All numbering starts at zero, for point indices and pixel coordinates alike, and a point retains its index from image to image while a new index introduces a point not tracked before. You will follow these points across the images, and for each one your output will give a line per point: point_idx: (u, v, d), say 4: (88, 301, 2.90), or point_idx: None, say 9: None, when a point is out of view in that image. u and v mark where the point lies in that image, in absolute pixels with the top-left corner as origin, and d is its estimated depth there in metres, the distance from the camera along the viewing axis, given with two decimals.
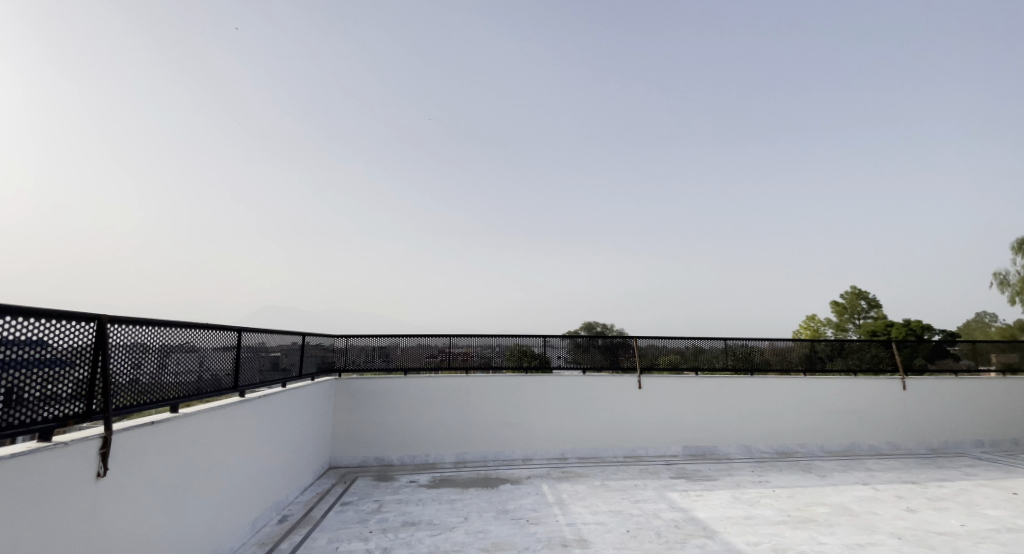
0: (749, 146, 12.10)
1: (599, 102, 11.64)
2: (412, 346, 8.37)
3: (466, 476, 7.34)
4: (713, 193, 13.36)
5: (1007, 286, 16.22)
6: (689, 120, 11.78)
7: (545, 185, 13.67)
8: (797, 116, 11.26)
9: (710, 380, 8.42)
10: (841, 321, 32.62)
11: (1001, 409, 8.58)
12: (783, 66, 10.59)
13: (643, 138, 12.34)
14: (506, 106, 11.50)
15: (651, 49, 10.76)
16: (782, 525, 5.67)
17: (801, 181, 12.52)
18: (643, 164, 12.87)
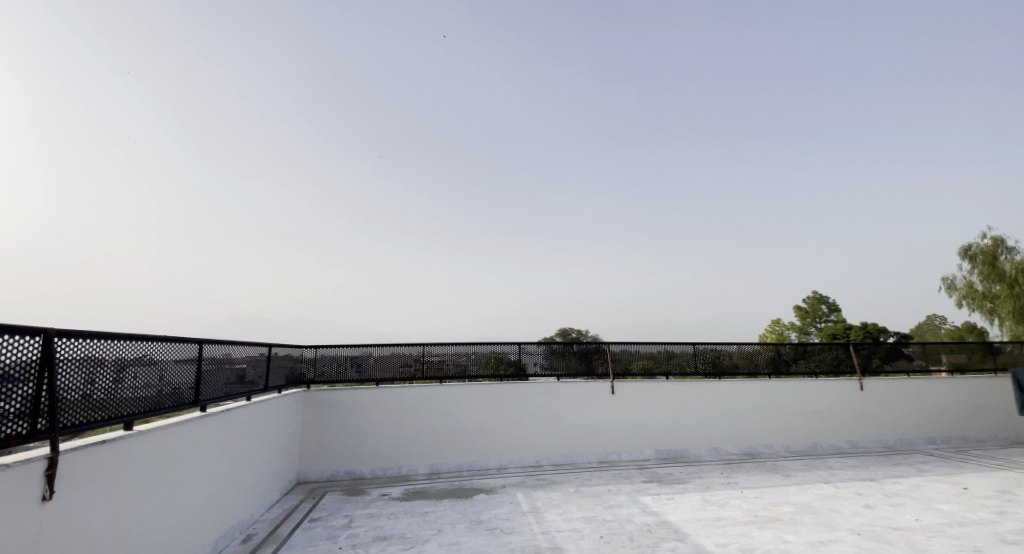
0: (702, 144, 12.97)
1: (566, 105, 12.07)
2: (385, 355, 8.20)
3: (440, 487, 7.21)
4: (670, 184, 14.27)
5: (953, 290, 17.17)
6: (646, 119, 12.59)
7: None
8: (747, 118, 12.10)
9: (681, 384, 8.59)
10: (803, 325, 33.91)
11: (951, 408, 9.04)
12: (738, 74, 11.27)
13: (604, 135, 13.08)
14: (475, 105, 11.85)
15: (617, 56, 11.18)
16: (749, 525, 5.81)
17: (762, 178, 13.23)
18: (604, 158, 13.67)
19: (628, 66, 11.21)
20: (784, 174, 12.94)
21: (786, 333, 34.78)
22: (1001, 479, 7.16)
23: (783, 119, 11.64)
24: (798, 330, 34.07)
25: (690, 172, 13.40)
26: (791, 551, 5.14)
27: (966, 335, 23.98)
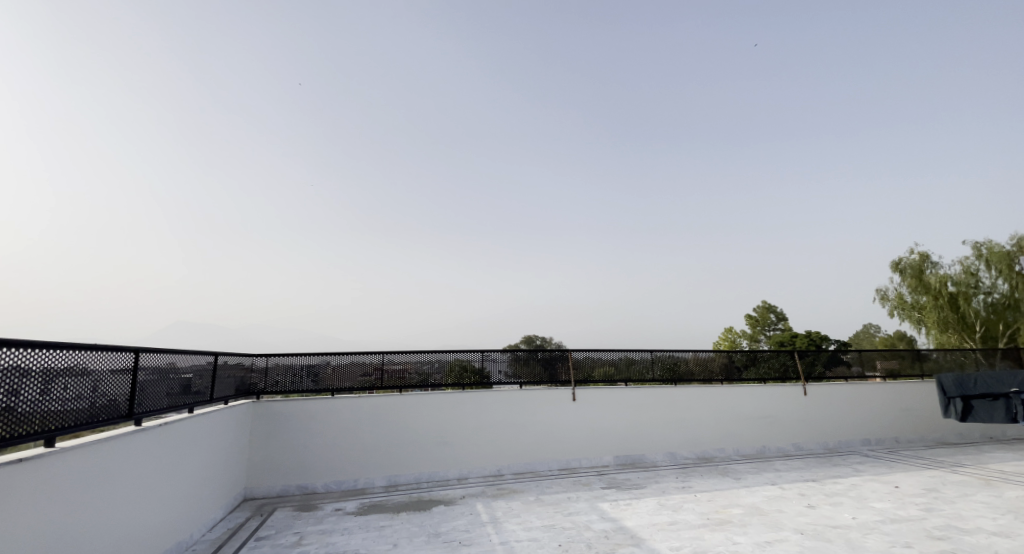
0: (655, 151, 13.84)
1: (527, 105, 12.55)
2: (344, 364, 7.92)
3: (397, 500, 6.99)
4: (626, 186, 15.05)
5: (886, 301, 18.53)
6: (601, 128, 13.35)
7: (480, 186, 14.42)
8: (694, 128, 13.04)
9: (640, 390, 8.78)
10: (754, 333, 35.61)
11: (885, 412, 9.69)
12: (689, 81, 12.05)
13: (565, 142, 13.73)
14: (443, 109, 12.15)
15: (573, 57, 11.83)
16: (702, 528, 5.97)
17: (703, 174, 14.41)
18: (563, 164, 14.31)
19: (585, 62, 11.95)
20: (721, 171, 14.28)
21: (738, 340, 36.43)
22: (928, 478, 7.71)
23: (721, 120, 12.73)
24: (748, 338, 35.70)
25: (638, 163, 14.27)
26: (739, 552, 5.33)
27: (898, 342, 25.88)
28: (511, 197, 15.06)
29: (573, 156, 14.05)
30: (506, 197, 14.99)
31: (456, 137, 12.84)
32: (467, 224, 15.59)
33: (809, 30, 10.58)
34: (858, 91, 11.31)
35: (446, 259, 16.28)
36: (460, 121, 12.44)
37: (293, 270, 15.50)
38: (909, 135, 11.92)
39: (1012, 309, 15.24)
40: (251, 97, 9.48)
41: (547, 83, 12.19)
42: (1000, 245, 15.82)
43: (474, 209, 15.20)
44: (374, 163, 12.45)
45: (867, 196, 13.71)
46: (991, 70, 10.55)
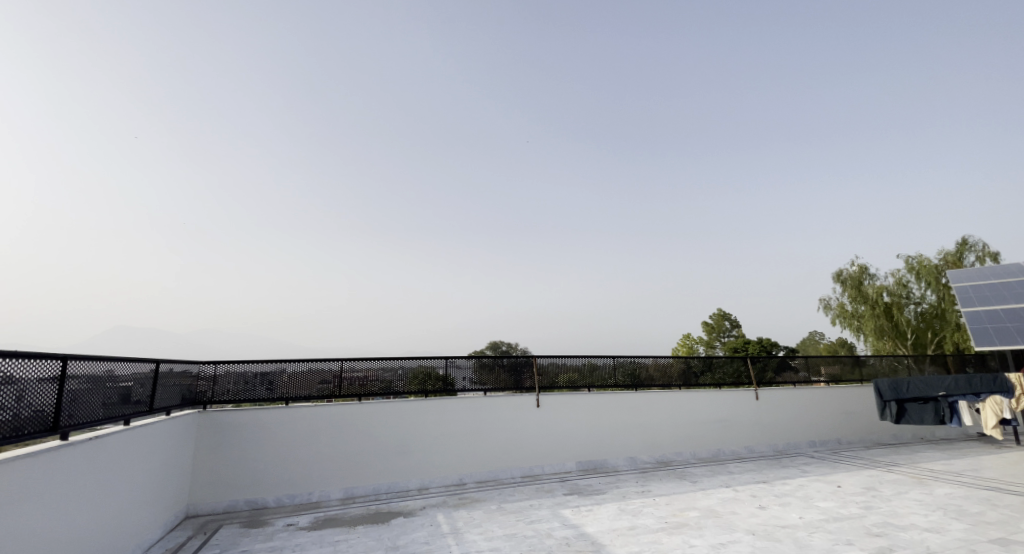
0: (616, 162, 14.46)
1: (495, 108, 12.64)
2: (301, 371, 7.59)
3: (354, 513, 6.73)
4: (590, 190, 15.42)
5: (830, 310, 19.51)
6: (567, 133, 13.70)
7: (447, 189, 14.36)
8: (653, 138, 13.77)
9: (603, 395, 8.90)
10: (709, 340, 36.96)
11: (828, 414, 10.24)
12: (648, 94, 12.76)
13: (531, 147, 13.92)
14: (411, 115, 11.95)
15: (543, 64, 12.08)
16: (660, 532, 6.08)
17: (663, 183, 14.95)
18: (529, 169, 14.55)
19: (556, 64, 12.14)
20: (680, 184, 14.89)
21: (695, 347, 37.69)
22: (867, 477, 8.19)
23: (678, 131, 13.48)
24: (705, 345, 36.98)
25: (600, 169, 14.73)
26: None
27: (841, 349, 27.47)
28: (478, 205, 15.15)
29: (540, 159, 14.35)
30: (472, 204, 15.07)
31: (420, 140, 12.72)
32: (434, 228, 15.49)
33: (758, 48, 11.39)
34: (804, 111, 12.17)
35: (411, 260, 16.12)
36: (427, 124, 12.38)
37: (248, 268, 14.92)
38: (850, 155, 12.86)
39: (940, 317, 16.71)
40: (209, 91, 9.17)
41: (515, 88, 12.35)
42: (929, 259, 17.18)
43: (439, 215, 15.13)
44: (338, 164, 12.04)
45: (812, 207, 14.59)
46: (920, 101, 11.54)
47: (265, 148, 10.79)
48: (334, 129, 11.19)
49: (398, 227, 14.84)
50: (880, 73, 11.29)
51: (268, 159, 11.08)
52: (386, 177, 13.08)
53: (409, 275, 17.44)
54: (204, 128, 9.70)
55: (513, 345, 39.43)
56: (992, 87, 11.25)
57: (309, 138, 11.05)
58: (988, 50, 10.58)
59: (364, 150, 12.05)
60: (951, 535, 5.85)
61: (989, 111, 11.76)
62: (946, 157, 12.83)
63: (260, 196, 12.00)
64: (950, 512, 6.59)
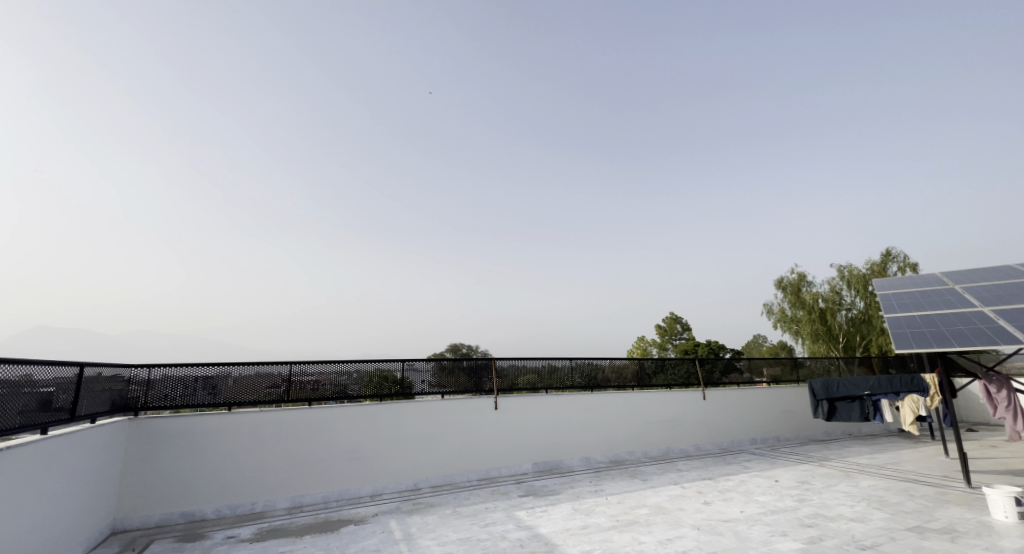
0: (576, 165, 14.94)
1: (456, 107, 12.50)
2: (247, 375, 7.19)
3: (301, 522, 6.43)
4: (551, 189, 15.79)
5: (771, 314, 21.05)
6: (527, 133, 13.77)
7: (408, 185, 14.16)
8: (606, 146, 14.42)
9: (560, 397, 8.99)
10: (662, 341, 38.29)
11: (768, 413, 10.84)
12: (607, 98, 13.15)
13: (491, 148, 13.89)
14: (372, 113, 11.59)
15: (511, 64, 12.02)
16: (612, 530, 6.20)
17: (624, 186, 15.49)
18: (490, 169, 14.55)
19: (523, 66, 12.14)
20: (633, 191, 15.59)
21: (649, 349, 38.93)
22: (801, 471, 8.73)
23: (636, 138, 14.13)
24: (657, 347, 38.30)
25: (559, 172, 15.13)
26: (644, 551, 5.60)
27: (781, 351, 29.20)
28: (443, 205, 15.34)
29: (502, 160, 14.41)
30: (437, 203, 15.22)
31: (379, 137, 12.37)
32: (395, 225, 15.31)
33: (710, 60, 11.90)
34: (749, 121, 12.93)
35: (367, 253, 15.79)
36: (387, 121, 12.01)
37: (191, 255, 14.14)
38: (792, 171, 13.65)
39: (867, 322, 18.11)
40: (153, 62, 8.60)
41: (479, 89, 12.27)
42: (858, 269, 18.69)
43: (400, 213, 15.00)
44: (292, 156, 11.56)
45: (755, 212, 15.60)
46: (856, 126, 12.40)
47: (212, 131, 10.22)
48: (289, 120, 10.67)
49: (354, 221, 14.45)
50: (823, 100, 12.00)
51: (217, 144, 10.47)
52: (345, 173, 12.71)
53: (368, 277, 17.00)
54: (144, 100, 9.10)
55: (473, 348, 39.21)
56: (922, 118, 12.04)
57: (261, 126, 10.48)
58: (918, 81, 11.35)
59: (320, 142, 11.58)
60: (873, 524, 6.33)
61: (917, 138, 12.67)
62: (878, 178, 13.74)
63: (205, 184, 11.32)
64: (873, 502, 7.14)
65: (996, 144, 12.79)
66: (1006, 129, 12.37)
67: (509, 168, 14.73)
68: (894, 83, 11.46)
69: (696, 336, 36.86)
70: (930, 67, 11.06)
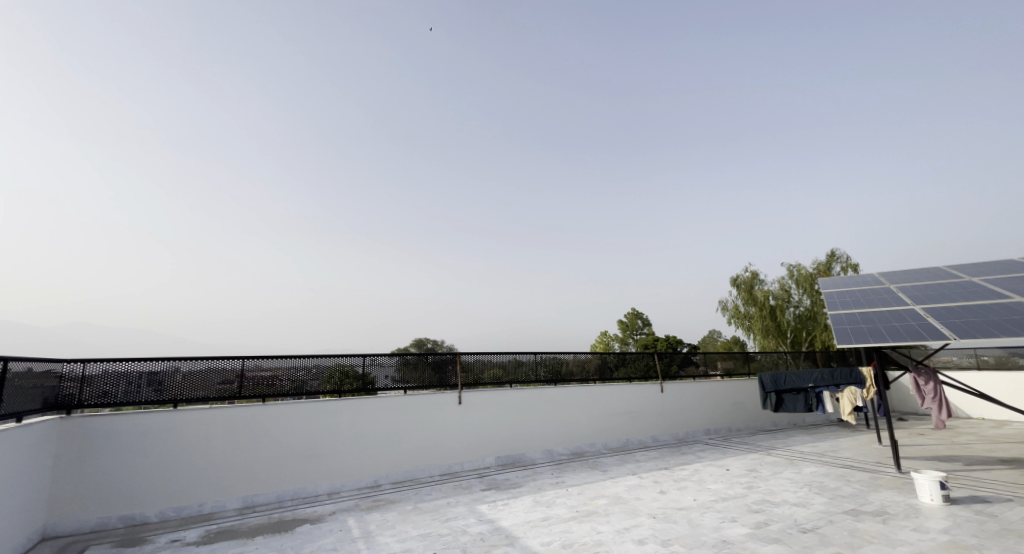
0: (544, 156, 15.02)
1: (422, 96, 12.18)
2: (198, 370, 6.83)
3: (253, 522, 6.16)
4: (517, 182, 15.79)
5: (726, 311, 21.75)
6: (494, 125, 13.65)
7: (372, 176, 13.76)
8: (572, 139, 14.63)
9: (524, 391, 9.03)
10: (623, 337, 39.18)
11: (721, 405, 11.30)
12: (574, 92, 13.26)
13: (457, 138, 13.73)
14: (335, 99, 11.12)
15: (480, 53, 11.82)
16: (571, 521, 6.30)
17: (589, 177, 15.83)
18: (456, 158, 14.40)
19: (494, 57, 11.98)
20: (600, 184, 16.02)
21: (611, 343, 39.76)
22: (750, 460, 9.15)
23: (601, 133, 14.43)
24: (619, 342, 39.15)
25: (524, 163, 15.12)
26: (603, 540, 5.72)
27: (734, 346, 30.48)
28: (408, 198, 15.00)
29: (468, 152, 14.32)
30: (403, 196, 14.85)
31: (343, 129, 11.90)
32: (359, 215, 14.86)
33: (676, 60, 12.19)
34: (711, 123, 13.38)
35: (327, 239, 15.32)
36: (352, 109, 11.53)
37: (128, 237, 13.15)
38: (747, 171, 14.33)
39: (812, 320, 19.22)
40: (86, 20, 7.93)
41: (446, 77, 12.04)
42: (805, 268, 19.79)
43: (365, 203, 14.56)
44: (248, 140, 10.98)
45: (713, 211, 16.19)
46: (807, 132, 13.06)
47: (147, 97, 9.45)
48: (244, 102, 10.11)
49: (314, 210, 13.91)
50: (777, 104, 12.58)
51: (151, 111, 9.66)
52: (305, 161, 12.18)
53: (331, 264, 16.61)
54: (77, 61, 8.41)
55: (438, 342, 38.85)
56: (865, 127, 12.86)
57: (201, 94, 9.70)
58: (864, 94, 12.07)
59: (280, 129, 11.04)
60: (814, 508, 6.72)
61: (863, 148, 13.48)
62: (826, 186, 14.49)
63: (139, 160, 10.46)
64: (814, 488, 7.57)
65: (930, 154, 13.77)
66: (939, 141, 13.36)
67: (476, 159, 14.57)
68: (844, 95, 12.12)
69: (654, 331, 37.95)
70: (876, 80, 11.80)
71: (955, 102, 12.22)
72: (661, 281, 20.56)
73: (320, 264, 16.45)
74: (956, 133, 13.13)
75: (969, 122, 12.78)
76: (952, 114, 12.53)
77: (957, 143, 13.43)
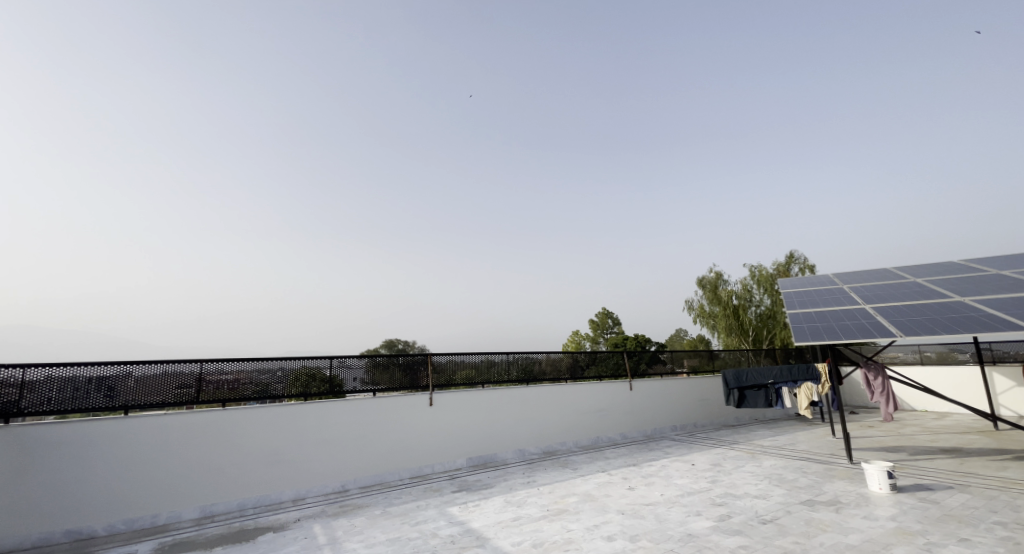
0: (517, 154, 15.06)
1: (395, 94, 11.92)
2: (153, 375, 6.47)
3: (212, 533, 5.87)
4: (490, 181, 15.78)
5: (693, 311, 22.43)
6: (467, 122, 13.55)
7: (344, 173, 13.44)
8: (546, 138, 14.81)
9: (496, 391, 9.00)
10: (594, 336, 39.70)
11: (687, 402, 11.59)
12: (550, 89, 13.39)
13: (431, 134, 13.64)
14: (304, 93, 10.75)
15: (455, 49, 11.70)
16: (542, 519, 6.31)
17: (564, 175, 16.13)
18: (431, 154, 14.33)
19: (468, 53, 11.89)
20: (574, 182, 16.35)
21: (583, 343, 40.23)
22: (715, 455, 9.42)
23: (574, 132, 14.71)
24: (590, 341, 39.68)
25: (498, 162, 15.13)
26: (572, 538, 5.76)
27: (699, 344, 31.43)
28: (381, 194, 14.76)
29: (441, 148, 14.21)
30: (376, 192, 14.61)
31: (315, 126, 11.56)
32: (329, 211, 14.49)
33: (648, 62, 12.54)
34: (679, 125, 13.90)
35: (294, 235, 14.87)
36: (323, 105, 11.19)
37: (80, 240, 12.35)
38: (713, 170, 15.04)
39: (772, 318, 19.98)
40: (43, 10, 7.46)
41: (421, 73, 11.86)
42: (766, 269, 20.60)
43: (337, 199, 14.21)
44: (215, 138, 10.57)
45: (680, 209, 16.89)
46: (767, 136, 13.74)
47: (105, 92, 8.90)
48: (207, 95, 9.62)
49: (282, 207, 13.44)
50: (741, 108, 13.17)
51: (104, 105, 9.06)
52: (275, 159, 11.76)
53: (304, 260, 16.32)
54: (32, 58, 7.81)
55: (409, 343, 38.36)
56: (823, 134, 13.48)
57: (162, 82, 9.12)
58: (823, 106, 12.63)
59: (249, 125, 10.62)
60: (773, 500, 6.97)
61: (821, 155, 14.11)
62: (783, 185, 15.37)
63: (91, 154, 9.77)
64: (774, 480, 7.85)
65: (882, 162, 14.57)
66: (888, 150, 14.16)
67: (450, 155, 14.53)
68: (805, 104, 12.62)
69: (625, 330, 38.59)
70: (834, 93, 12.33)
71: (908, 116, 12.94)
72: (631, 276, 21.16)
73: (290, 260, 16.07)
74: (906, 144, 13.92)
75: (915, 135, 13.61)
76: (903, 126, 13.32)
77: (905, 153, 14.24)
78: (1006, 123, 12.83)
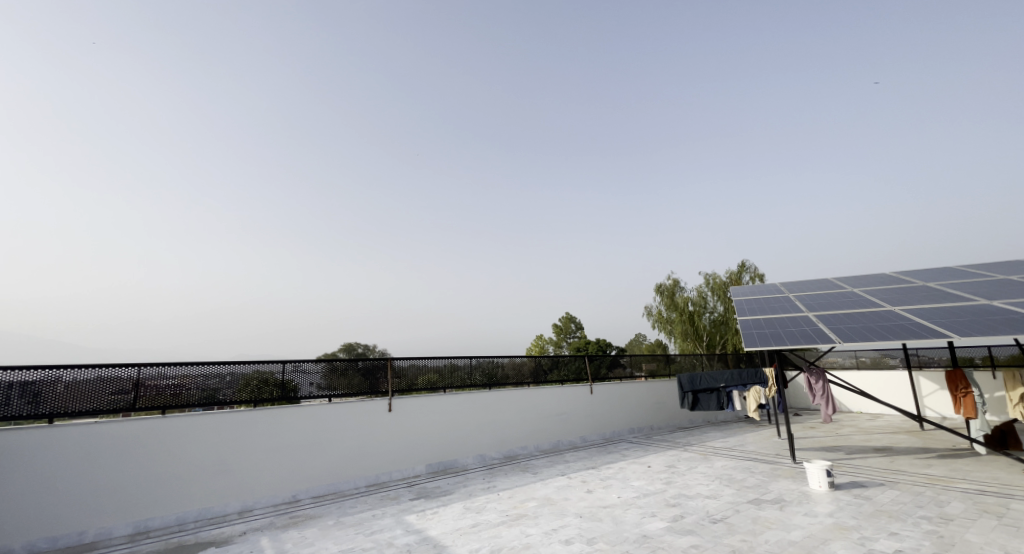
0: (487, 157, 15.20)
1: (366, 97, 11.63)
2: (84, 380, 5.95)
3: (147, 550, 5.43)
4: (457, 183, 15.70)
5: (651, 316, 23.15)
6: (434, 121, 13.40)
7: (311, 175, 12.96)
8: (515, 140, 15.00)
9: (458, 396, 8.88)
10: (558, 339, 40.09)
11: (645, 405, 11.85)
12: (521, 90, 13.64)
13: (403, 137, 13.42)
14: (276, 91, 10.33)
15: (429, 48, 11.67)
16: (500, 525, 6.23)
17: (533, 179, 16.42)
18: (406, 157, 14.21)
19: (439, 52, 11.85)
20: (543, 185, 16.80)
21: (546, 346, 40.52)
22: (670, 456, 9.66)
23: (545, 134, 15.12)
24: (553, 345, 40.01)
25: (467, 163, 15.12)
26: (530, 544, 5.71)
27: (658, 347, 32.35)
28: (347, 196, 14.33)
29: (409, 149, 13.99)
30: (343, 194, 14.20)
31: (284, 128, 11.11)
32: (291, 210, 13.94)
33: (615, 69, 13.18)
34: (643, 131, 14.61)
35: (250, 232, 14.19)
36: (293, 105, 10.78)
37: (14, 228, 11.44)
38: (675, 177, 15.92)
39: (725, 324, 20.76)
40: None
41: (392, 72, 11.67)
42: (719, 277, 21.46)
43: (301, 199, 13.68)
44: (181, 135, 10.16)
45: (642, 214, 17.78)
46: (723, 146, 14.58)
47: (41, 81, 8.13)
48: (159, 85, 9.05)
49: (239, 205, 12.79)
50: (700, 119, 13.86)
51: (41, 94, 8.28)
52: (236, 156, 11.21)
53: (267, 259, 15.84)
54: None
55: (370, 347, 37.36)
56: (772, 149, 14.28)
57: (111, 66, 8.49)
58: (775, 122, 13.35)
59: (218, 120, 10.21)
60: (723, 499, 7.21)
61: (771, 168, 14.94)
62: (735, 193, 16.47)
63: (24, 145, 8.93)
64: (725, 481, 8.11)
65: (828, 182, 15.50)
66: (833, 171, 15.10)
67: (423, 155, 14.46)
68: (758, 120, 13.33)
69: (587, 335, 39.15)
70: (787, 115, 13.03)
71: (852, 139, 13.92)
72: (594, 276, 21.82)
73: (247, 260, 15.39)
74: (850, 165, 14.92)
75: (855, 156, 14.61)
76: (848, 150, 14.30)
77: (846, 173, 15.25)
78: (933, 145, 14.02)
